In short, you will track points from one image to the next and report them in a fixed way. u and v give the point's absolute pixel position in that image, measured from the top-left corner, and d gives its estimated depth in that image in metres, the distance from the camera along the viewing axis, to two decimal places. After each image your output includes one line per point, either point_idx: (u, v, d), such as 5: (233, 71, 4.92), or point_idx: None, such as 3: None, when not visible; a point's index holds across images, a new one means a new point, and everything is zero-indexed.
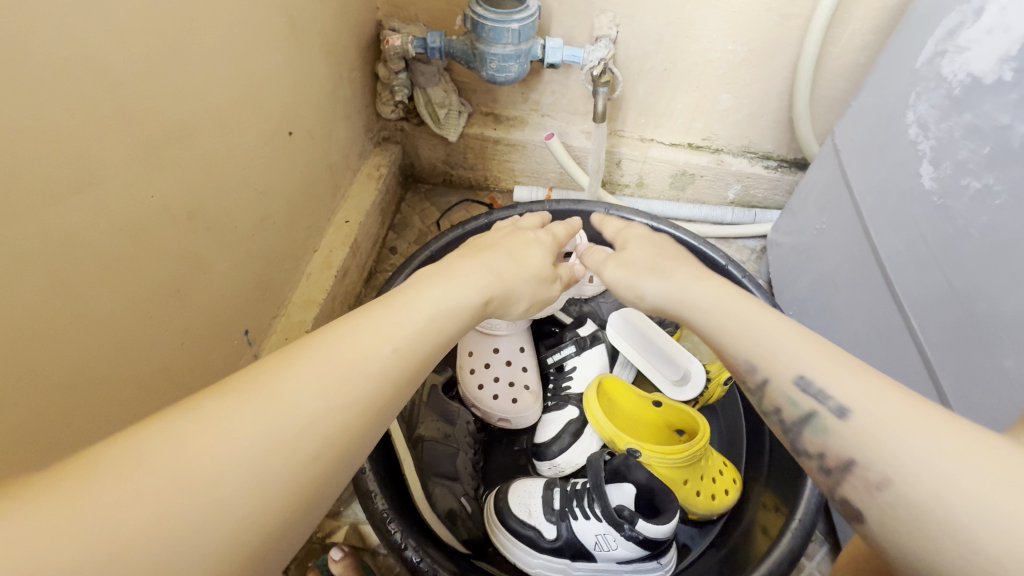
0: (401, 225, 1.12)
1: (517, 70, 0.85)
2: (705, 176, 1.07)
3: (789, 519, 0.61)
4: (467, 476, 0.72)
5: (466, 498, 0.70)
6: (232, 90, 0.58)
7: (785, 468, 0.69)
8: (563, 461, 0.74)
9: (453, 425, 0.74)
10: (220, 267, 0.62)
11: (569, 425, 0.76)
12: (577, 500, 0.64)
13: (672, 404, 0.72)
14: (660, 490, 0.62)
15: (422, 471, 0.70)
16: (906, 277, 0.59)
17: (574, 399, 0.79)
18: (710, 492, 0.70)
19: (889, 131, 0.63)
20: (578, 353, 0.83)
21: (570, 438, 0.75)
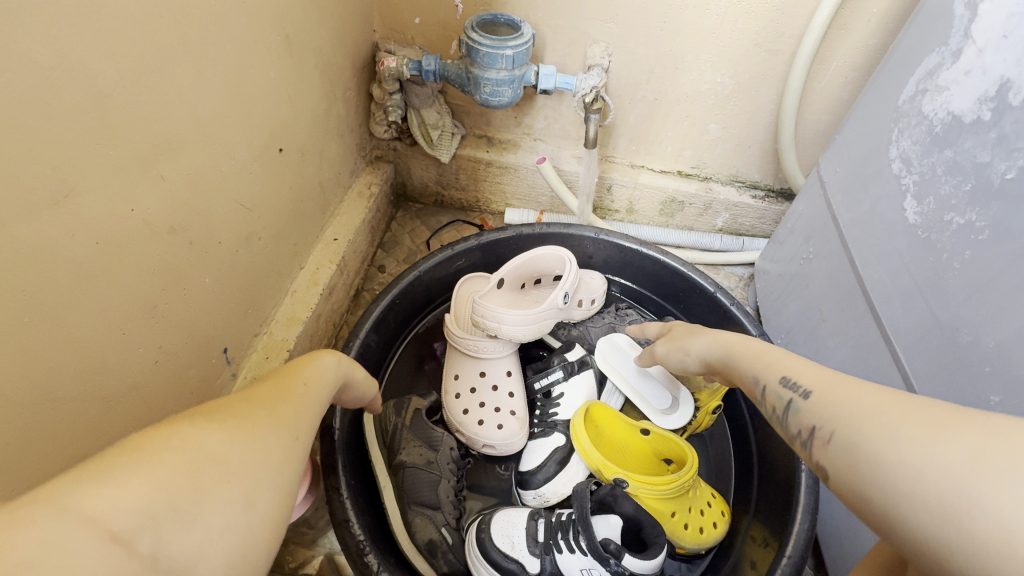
0: (390, 244, 1.12)
1: (511, 95, 0.86)
2: (694, 204, 1.08)
3: (779, 555, 0.60)
4: (449, 504, 0.70)
5: (447, 528, 0.68)
6: (222, 105, 0.58)
7: (774, 502, 0.68)
8: (548, 491, 0.72)
9: (436, 452, 0.72)
10: (202, 283, 0.60)
11: (554, 453, 0.74)
12: (562, 532, 0.62)
13: (660, 433, 0.71)
14: (647, 523, 0.61)
15: (402, 499, 0.69)
16: (892, 309, 0.59)
17: (561, 426, 0.78)
18: (697, 525, 0.68)
19: (873, 165, 0.64)
20: (565, 379, 0.82)
21: (555, 466, 0.73)
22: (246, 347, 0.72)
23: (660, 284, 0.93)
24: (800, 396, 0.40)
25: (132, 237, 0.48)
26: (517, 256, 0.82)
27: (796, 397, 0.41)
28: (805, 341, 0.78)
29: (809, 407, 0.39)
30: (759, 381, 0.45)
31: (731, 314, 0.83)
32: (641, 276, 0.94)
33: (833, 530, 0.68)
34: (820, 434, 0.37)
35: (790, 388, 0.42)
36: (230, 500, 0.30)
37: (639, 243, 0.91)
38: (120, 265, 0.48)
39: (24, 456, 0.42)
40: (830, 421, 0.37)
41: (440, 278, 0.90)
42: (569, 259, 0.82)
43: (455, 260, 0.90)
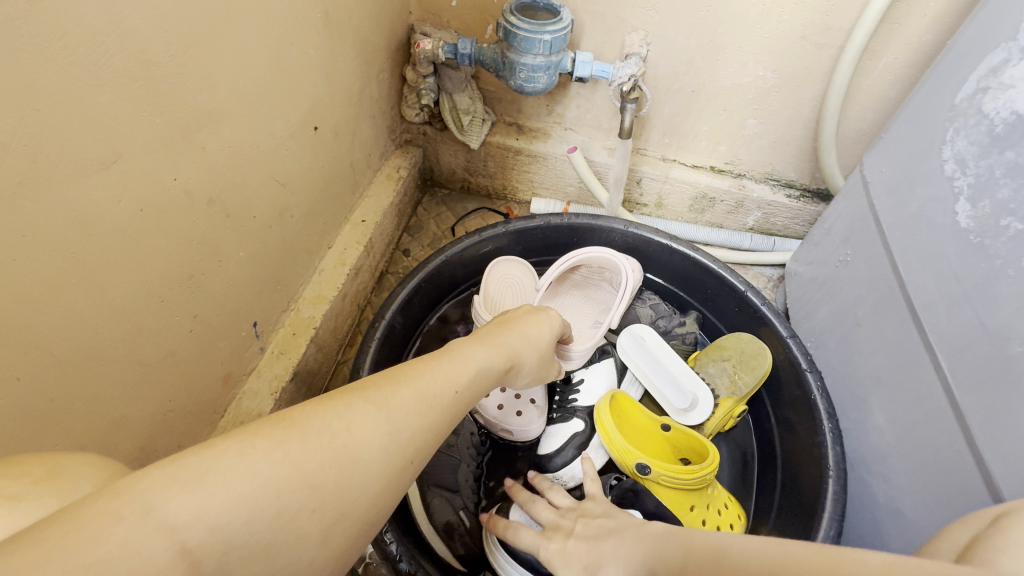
0: (416, 228, 1.12)
1: (545, 82, 0.84)
2: (725, 201, 1.06)
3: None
4: (468, 488, 0.72)
5: (465, 512, 0.70)
6: (263, 80, 0.58)
7: (801, 506, 0.68)
8: (566, 474, 0.74)
9: (457, 436, 0.74)
10: (236, 257, 0.61)
11: (573, 438, 0.76)
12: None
13: (681, 428, 0.71)
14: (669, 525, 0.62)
15: (423, 480, 0.70)
16: (936, 315, 0.57)
17: (581, 412, 0.79)
18: (713, 522, 0.68)
19: (923, 165, 0.62)
20: (585, 366, 0.82)
21: (573, 452, 0.75)
22: (274, 322, 0.74)
23: (688, 279, 0.91)
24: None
25: (173, 206, 0.49)
26: (568, 260, 0.83)
27: None
28: (837, 345, 0.76)
29: None
30: None
31: (761, 314, 0.81)
32: (667, 271, 0.93)
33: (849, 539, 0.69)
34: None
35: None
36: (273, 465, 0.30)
37: (665, 234, 0.89)
38: (158, 233, 0.48)
39: (64, 414, 0.43)
40: None
41: (465, 263, 0.90)
42: (619, 265, 0.85)
43: (481, 246, 0.89)
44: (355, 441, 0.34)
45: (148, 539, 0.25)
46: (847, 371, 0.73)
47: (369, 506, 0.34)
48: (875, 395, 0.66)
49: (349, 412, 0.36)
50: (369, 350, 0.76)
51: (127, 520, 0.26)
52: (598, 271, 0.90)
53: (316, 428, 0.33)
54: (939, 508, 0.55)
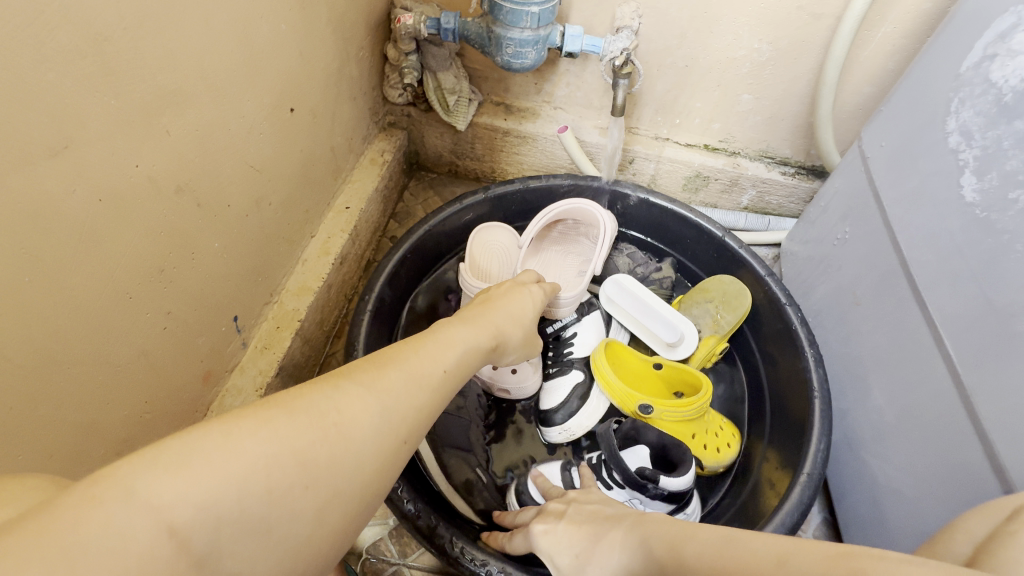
0: (403, 214, 1.09)
1: (533, 58, 0.80)
2: (719, 180, 1.04)
3: (799, 472, 0.61)
4: (482, 448, 0.73)
5: (482, 469, 0.71)
6: (232, 57, 0.54)
7: (791, 429, 0.68)
8: (572, 424, 0.71)
9: (465, 398, 0.74)
10: (211, 248, 0.57)
11: (575, 390, 0.72)
12: (596, 475, 0.63)
13: (672, 363, 0.69)
14: (671, 445, 0.61)
15: (436, 443, 0.71)
16: (938, 294, 0.56)
17: (578, 363, 0.75)
18: (713, 444, 0.68)
19: (925, 138, 0.60)
20: (578, 319, 0.78)
21: (576, 402, 0.71)
22: (257, 315, 0.71)
23: (669, 234, 0.89)
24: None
25: (137, 196, 0.46)
26: (546, 215, 0.81)
27: None
28: (835, 325, 0.75)
29: None
30: None
31: (742, 259, 0.81)
32: (657, 236, 0.91)
33: (849, 462, 0.69)
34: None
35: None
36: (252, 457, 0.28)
37: (658, 200, 0.87)
38: (123, 226, 0.45)
39: (26, 421, 0.40)
40: None
41: (448, 233, 0.87)
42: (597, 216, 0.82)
43: (463, 215, 0.87)
44: (348, 445, 0.32)
45: (112, 555, 0.24)
46: (845, 351, 0.72)
47: (357, 506, 0.33)
48: (874, 375, 0.65)
49: (336, 393, 0.35)
50: (362, 324, 0.74)
51: (109, 522, 0.24)
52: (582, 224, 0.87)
53: (302, 419, 0.32)
54: (943, 490, 0.54)
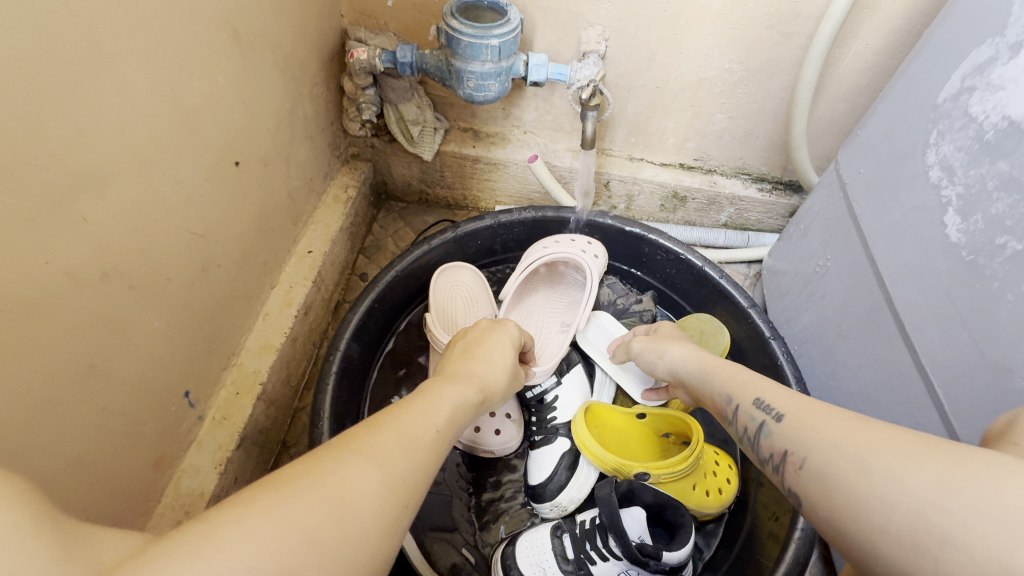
0: (373, 248, 1.05)
1: (497, 89, 0.76)
2: (696, 198, 1.01)
3: (792, 528, 0.57)
4: (466, 523, 0.70)
5: (468, 548, 0.68)
6: (160, 120, 0.49)
7: None
8: (565, 500, 0.68)
9: (443, 473, 0.71)
10: (151, 328, 0.52)
11: (563, 460, 0.69)
12: (590, 542, 0.60)
13: (654, 413, 0.66)
14: (670, 506, 0.58)
15: (417, 528, 0.67)
16: (928, 335, 0.54)
17: (564, 429, 0.72)
18: (714, 486, 0.65)
19: (905, 170, 0.58)
20: (557, 382, 0.76)
21: (565, 472, 0.68)
22: (213, 384, 0.65)
23: (647, 261, 0.88)
24: (772, 420, 0.43)
25: (50, 293, 0.41)
26: (517, 267, 0.79)
27: (769, 419, 0.43)
28: (821, 355, 0.73)
29: (775, 440, 0.41)
30: (732, 402, 0.48)
31: (721, 287, 0.79)
32: (642, 265, 0.90)
33: None
34: (792, 459, 0.39)
35: (764, 410, 0.44)
36: (213, 575, 0.23)
37: (640, 233, 0.86)
38: (36, 330, 0.40)
39: None
40: (789, 460, 0.39)
41: (418, 274, 0.83)
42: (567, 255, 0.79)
43: (432, 256, 0.83)
44: None
45: None
46: (832, 383, 0.70)
47: None
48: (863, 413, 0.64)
49: None
50: (328, 386, 0.69)
51: None
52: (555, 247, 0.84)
53: None
54: None
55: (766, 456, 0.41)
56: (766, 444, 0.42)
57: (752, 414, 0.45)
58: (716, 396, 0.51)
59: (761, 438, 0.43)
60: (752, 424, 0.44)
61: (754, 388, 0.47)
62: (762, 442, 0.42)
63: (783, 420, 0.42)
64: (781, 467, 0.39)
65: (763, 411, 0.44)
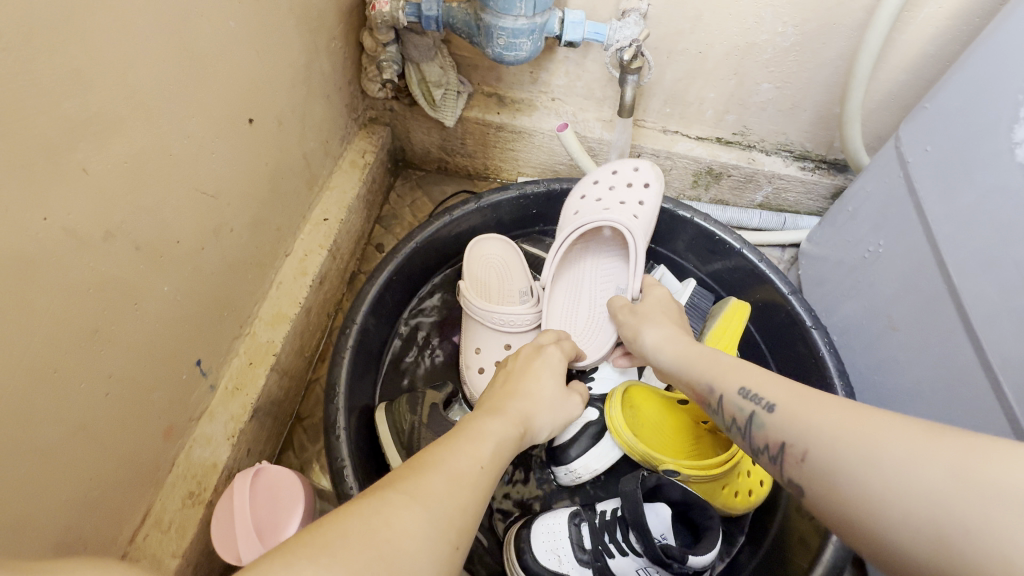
0: (390, 217, 1.01)
1: (529, 49, 0.70)
2: (732, 175, 0.95)
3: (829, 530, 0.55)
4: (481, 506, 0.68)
5: (482, 531, 0.67)
6: (168, 68, 0.45)
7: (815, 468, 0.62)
8: (580, 467, 0.65)
9: None
10: (160, 292, 0.49)
11: (589, 428, 0.66)
12: (610, 534, 0.57)
13: None
14: (697, 506, 0.55)
15: None
16: (1001, 330, 0.50)
17: (597, 400, 0.71)
18: (743, 489, 0.62)
19: (981, 147, 0.53)
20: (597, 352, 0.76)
21: (588, 441, 0.65)
22: (224, 354, 0.63)
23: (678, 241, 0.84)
24: (763, 410, 0.43)
25: (48, 250, 0.37)
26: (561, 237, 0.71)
27: (759, 409, 0.43)
28: (865, 347, 0.69)
29: (768, 432, 0.42)
30: (715, 390, 0.49)
31: (759, 271, 0.75)
32: (673, 245, 0.85)
33: None
34: (792, 452, 0.39)
35: (751, 400, 0.44)
36: None
37: (672, 210, 0.80)
38: (34, 290, 0.37)
39: None
40: (788, 452, 0.39)
41: (436, 247, 0.79)
42: (625, 227, 0.72)
43: (454, 227, 0.79)
44: None
45: None
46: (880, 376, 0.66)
47: None
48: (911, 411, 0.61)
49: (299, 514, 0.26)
50: (344, 358, 0.66)
51: None
52: (587, 205, 0.77)
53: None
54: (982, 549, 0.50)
55: (761, 447, 0.42)
56: (760, 435, 0.43)
57: (740, 403, 0.45)
58: (694, 383, 0.52)
59: (753, 429, 0.43)
60: (742, 416, 0.45)
61: (738, 377, 0.47)
62: (755, 432, 0.43)
63: (774, 410, 0.42)
64: (779, 457, 0.40)
65: (749, 401, 0.44)
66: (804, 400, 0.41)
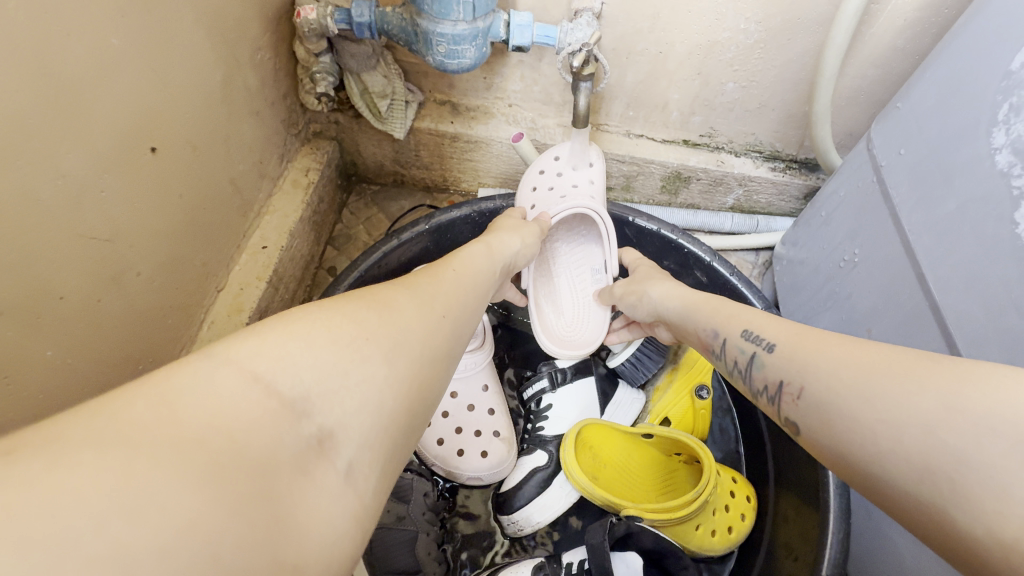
0: (343, 237, 0.95)
1: (473, 56, 0.64)
2: (701, 179, 0.91)
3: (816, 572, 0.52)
4: (432, 563, 0.61)
5: None
6: (22, 97, 0.38)
7: (800, 503, 0.59)
8: (522, 516, 0.64)
9: (408, 505, 0.60)
10: (42, 356, 0.43)
11: (535, 474, 0.66)
12: None
13: (665, 437, 0.61)
14: (670, 555, 0.52)
15: (373, 569, 0.57)
16: (987, 353, 0.46)
17: (549, 442, 0.69)
18: (723, 526, 0.61)
19: (960, 153, 0.49)
20: (552, 388, 0.72)
21: (535, 489, 0.65)
22: None
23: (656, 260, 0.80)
24: (764, 352, 0.44)
25: None
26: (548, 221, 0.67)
27: (762, 351, 0.44)
28: None
29: (769, 373, 0.42)
30: (720, 336, 0.49)
31: (732, 285, 0.70)
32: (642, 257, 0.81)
33: (869, 513, 0.61)
34: (788, 390, 0.39)
35: (754, 343, 0.45)
36: None
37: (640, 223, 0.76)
38: None
39: None
40: (787, 392, 0.40)
41: (386, 272, 0.74)
42: (593, 210, 0.68)
43: (404, 251, 0.73)
44: None
45: None
46: None
47: None
48: None
49: None
50: None
51: None
52: (542, 195, 0.71)
53: None
54: None
55: (761, 389, 0.43)
56: (760, 377, 0.43)
57: (741, 346, 0.46)
58: (700, 329, 0.52)
59: (753, 370, 0.44)
60: (745, 359, 0.45)
61: (746, 322, 0.47)
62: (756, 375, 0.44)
63: (775, 351, 0.43)
64: (778, 399, 0.41)
65: (753, 344, 0.45)
66: (808, 344, 0.40)
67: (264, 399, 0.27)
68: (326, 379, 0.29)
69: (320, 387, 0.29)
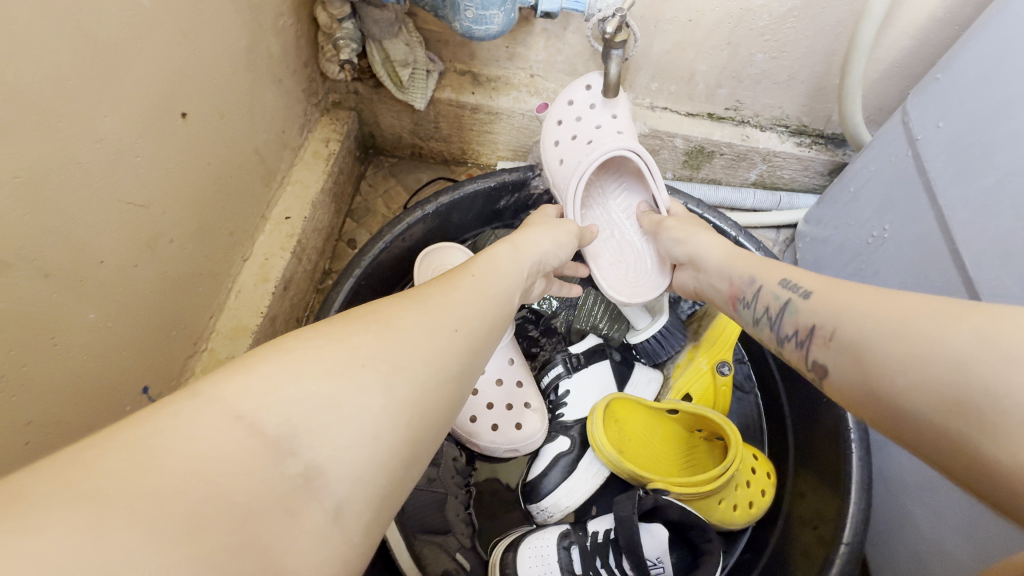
0: (361, 210, 0.95)
1: (501, 22, 0.63)
2: (725, 154, 0.89)
3: (837, 543, 0.53)
4: (460, 523, 0.63)
5: (462, 552, 0.61)
6: (56, 57, 0.37)
7: (821, 478, 0.60)
8: (550, 502, 0.66)
9: (438, 467, 0.63)
10: (82, 320, 0.43)
11: (561, 459, 0.67)
12: (602, 558, 0.56)
13: (689, 412, 0.63)
14: (694, 528, 0.53)
15: (405, 527, 0.59)
16: None
17: (572, 427, 0.70)
18: (744, 501, 0.62)
19: (1001, 125, 0.48)
20: (569, 373, 0.74)
21: (560, 474, 0.67)
22: (176, 377, 0.57)
23: None
24: (799, 297, 0.44)
25: None
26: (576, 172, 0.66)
27: (796, 296, 0.45)
28: None
29: (801, 315, 0.43)
30: (757, 281, 0.50)
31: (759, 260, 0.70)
32: None
33: (887, 486, 0.62)
34: (821, 332, 0.40)
35: (790, 289, 0.46)
36: None
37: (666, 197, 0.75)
38: None
39: None
40: (818, 333, 0.40)
41: (408, 247, 0.74)
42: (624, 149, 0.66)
43: (426, 223, 0.73)
44: None
45: None
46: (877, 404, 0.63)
47: None
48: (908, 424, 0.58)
49: None
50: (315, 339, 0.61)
51: None
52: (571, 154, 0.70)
53: None
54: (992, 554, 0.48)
55: (790, 332, 0.44)
56: (791, 321, 0.44)
57: (778, 292, 0.47)
58: (736, 278, 0.53)
59: (786, 316, 0.45)
60: (778, 305, 0.46)
61: (784, 270, 0.48)
62: (787, 320, 0.45)
63: (812, 296, 0.43)
64: (807, 341, 0.42)
65: (789, 291, 0.46)
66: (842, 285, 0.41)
67: (246, 439, 0.25)
68: (309, 388, 0.27)
69: (290, 416, 0.26)
